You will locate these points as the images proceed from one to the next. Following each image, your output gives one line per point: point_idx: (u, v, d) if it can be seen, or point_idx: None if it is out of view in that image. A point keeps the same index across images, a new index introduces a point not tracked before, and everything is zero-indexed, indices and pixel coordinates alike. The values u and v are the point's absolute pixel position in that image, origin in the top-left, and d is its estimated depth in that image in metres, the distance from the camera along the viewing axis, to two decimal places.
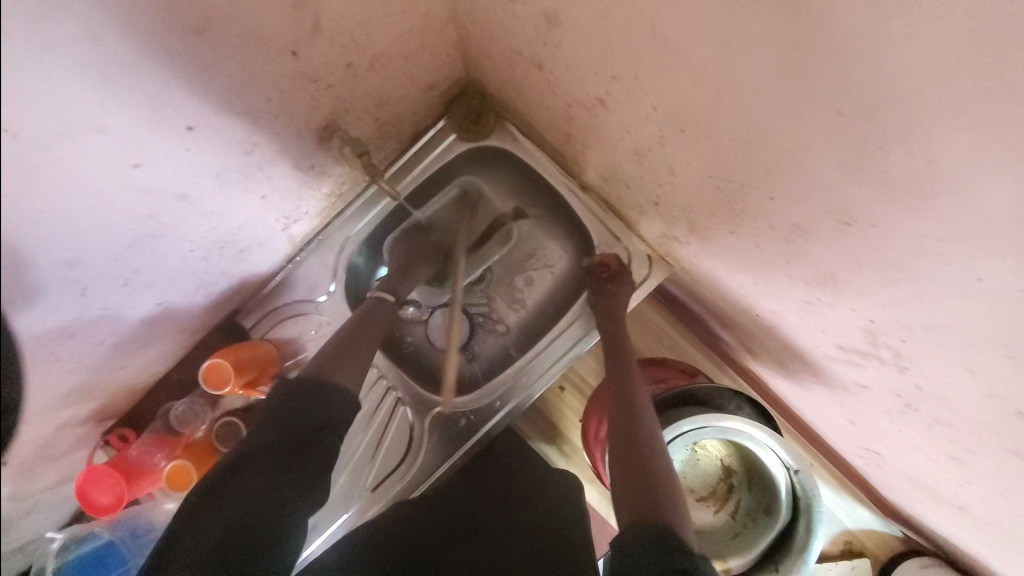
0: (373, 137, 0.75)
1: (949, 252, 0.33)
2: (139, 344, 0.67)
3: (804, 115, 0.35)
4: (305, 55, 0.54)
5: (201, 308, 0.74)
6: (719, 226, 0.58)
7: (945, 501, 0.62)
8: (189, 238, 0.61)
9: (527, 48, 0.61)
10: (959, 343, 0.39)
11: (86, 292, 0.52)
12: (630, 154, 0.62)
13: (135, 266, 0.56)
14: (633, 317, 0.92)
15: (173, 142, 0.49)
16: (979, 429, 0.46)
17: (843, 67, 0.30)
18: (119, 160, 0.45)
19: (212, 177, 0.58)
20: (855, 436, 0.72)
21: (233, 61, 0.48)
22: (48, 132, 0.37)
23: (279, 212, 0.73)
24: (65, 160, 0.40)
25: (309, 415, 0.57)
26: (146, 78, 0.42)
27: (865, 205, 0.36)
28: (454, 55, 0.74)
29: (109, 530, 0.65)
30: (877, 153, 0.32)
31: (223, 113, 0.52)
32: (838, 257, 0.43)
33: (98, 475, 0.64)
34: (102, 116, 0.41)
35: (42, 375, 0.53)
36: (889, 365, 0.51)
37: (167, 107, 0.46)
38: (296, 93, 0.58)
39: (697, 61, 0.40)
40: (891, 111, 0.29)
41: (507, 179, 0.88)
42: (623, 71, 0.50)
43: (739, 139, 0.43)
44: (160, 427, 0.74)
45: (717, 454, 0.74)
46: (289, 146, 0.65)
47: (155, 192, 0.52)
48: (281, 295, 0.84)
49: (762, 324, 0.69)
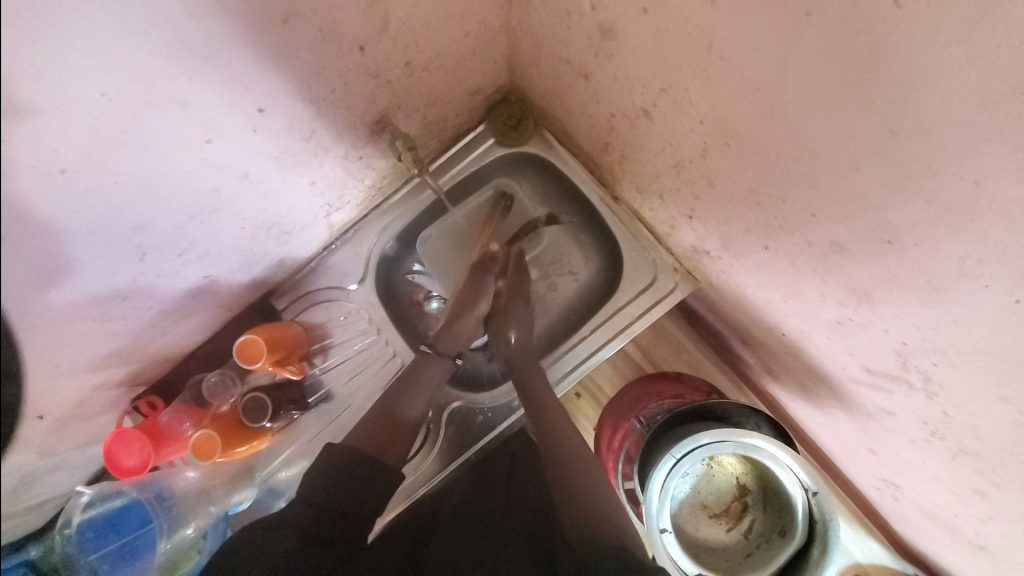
0: (419, 134, 0.79)
1: (989, 274, 0.34)
2: (182, 313, 0.70)
3: (853, 132, 0.36)
4: (370, 52, 0.57)
5: (240, 285, 0.77)
6: (754, 241, 0.59)
7: (965, 539, 0.61)
8: (243, 216, 0.65)
9: (576, 58, 0.63)
10: (994, 369, 0.39)
11: (144, 258, 0.55)
12: (669, 166, 0.64)
13: (192, 238, 0.60)
14: (654, 330, 0.93)
15: (243, 122, 0.53)
16: (1008, 462, 0.45)
17: (899, 88, 0.31)
18: (195, 136, 0.49)
19: (271, 159, 0.61)
20: (874, 467, 0.71)
21: (307, 52, 0.51)
22: (139, 103, 0.41)
23: (324, 198, 0.77)
24: (149, 130, 0.44)
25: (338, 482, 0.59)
26: (229, 60, 0.45)
27: (907, 224, 0.37)
28: (502, 62, 0.77)
29: (136, 488, 0.68)
30: (925, 173, 0.33)
31: (289, 99, 0.56)
32: (874, 276, 0.44)
33: (128, 437, 0.66)
34: (186, 92, 0.45)
35: (95, 334, 0.56)
36: (918, 390, 0.51)
37: (241, 89, 0.49)
38: (355, 87, 0.61)
39: (750, 77, 0.42)
40: (944, 132, 0.31)
41: (542, 185, 0.91)
42: (673, 83, 0.52)
43: (783, 154, 0.45)
44: (188, 397, 0.76)
45: (734, 472, 0.74)
46: (342, 136, 0.68)
47: (222, 168, 0.56)
48: (315, 280, 0.87)
49: (786, 344, 0.70)
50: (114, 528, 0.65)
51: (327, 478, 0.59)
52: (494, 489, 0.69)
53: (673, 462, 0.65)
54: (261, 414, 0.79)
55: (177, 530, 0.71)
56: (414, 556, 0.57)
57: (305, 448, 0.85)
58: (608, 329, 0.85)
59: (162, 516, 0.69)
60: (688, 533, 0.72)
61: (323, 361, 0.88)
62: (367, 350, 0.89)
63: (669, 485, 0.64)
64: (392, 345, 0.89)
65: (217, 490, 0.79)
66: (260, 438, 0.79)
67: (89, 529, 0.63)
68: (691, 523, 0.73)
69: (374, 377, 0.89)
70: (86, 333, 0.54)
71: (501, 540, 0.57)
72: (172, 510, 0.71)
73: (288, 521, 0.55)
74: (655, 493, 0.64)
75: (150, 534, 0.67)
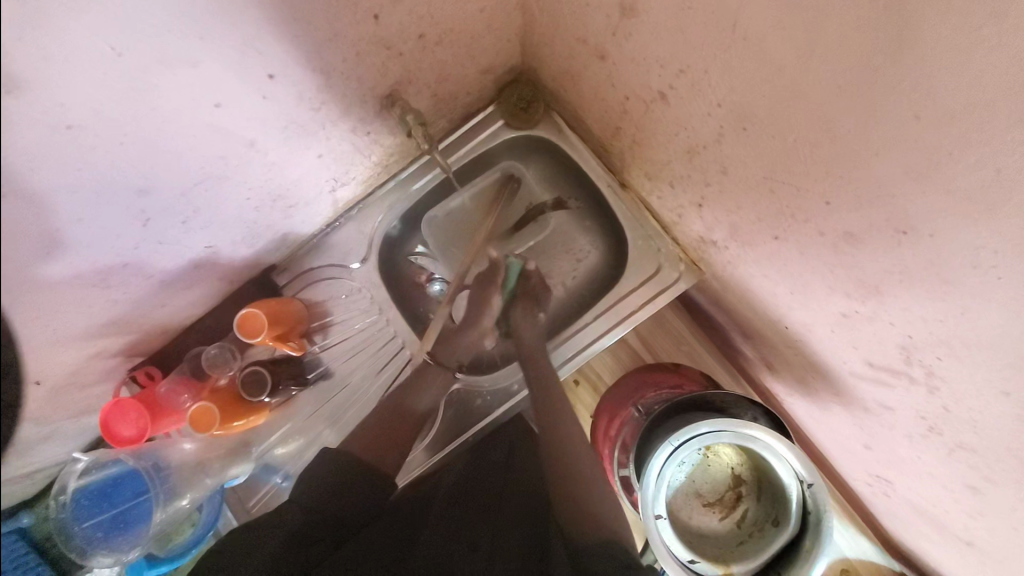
0: (429, 111, 0.78)
1: (1003, 266, 0.34)
2: (183, 284, 0.69)
3: (874, 117, 0.36)
4: (385, 21, 0.56)
5: (243, 258, 0.77)
6: (763, 231, 0.59)
7: (954, 536, 0.62)
8: (248, 186, 0.65)
9: (594, 37, 0.62)
10: (1000, 363, 0.40)
11: (147, 223, 0.55)
12: (682, 152, 0.64)
13: (195, 207, 0.59)
14: (655, 320, 0.93)
15: (254, 88, 0.52)
16: (1004, 458, 0.46)
17: (926, 71, 0.31)
18: (203, 100, 0.49)
19: (279, 130, 0.61)
20: (867, 463, 0.72)
21: (321, 18, 0.50)
22: (149, 60, 0.41)
23: (331, 173, 0.76)
24: (157, 89, 0.44)
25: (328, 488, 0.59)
26: (242, 20, 0.45)
27: (926, 214, 0.37)
28: (515, 41, 0.76)
29: (133, 457, 0.67)
30: (946, 160, 0.33)
31: (302, 65, 0.55)
32: (886, 268, 0.44)
33: (125, 407, 0.65)
34: (199, 52, 0.44)
35: (94, 300, 0.55)
36: (919, 384, 0.51)
37: (252, 53, 0.48)
38: (368, 57, 0.60)
39: (775, 59, 0.41)
40: (967, 119, 0.31)
41: (549, 169, 0.90)
42: (692, 65, 0.51)
43: (802, 139, 0.44)
44: (187, 368, 0.75)
45: (729, 462, 0.75)
46: (352, 108, 0.67)
47: (229, 134, 0.55)
48: (318, 257, 0.87)
49: (787, 337, 0.70)
50: (108, 498, 0.63)
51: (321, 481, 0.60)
52: (489, 475, 0.70)
53: (670, 450, 0.65)
54: (260, 390, 0.78)
55: (172, 501, 0.70)
56: (411, 537, 0.57)
57: (303, 424, 0.86)
58: (610, 317, 0.85)
59: (157, 486, 0.68)
60: (681, 520, 0.73)
61: (323, 339, 0.87)
62: (368, 329, 0.89)
63: (666, 472, 0.64)
64: (392, 325, 0.89)
65: (214, 462, 0.76)
66: (259, 413, 0.79)
67: (84, 496, 0.62)
68: (684, 510, 0.74)
69: (373, 357, 0.89)
70: (86, 300, 0.54)
71: (499, 529, 0.57)
72: (167, 481, 0.70)
73: (286, 522, 0.55)
74: (652, 479, 0.64)
75: (145, 504, 0.66)
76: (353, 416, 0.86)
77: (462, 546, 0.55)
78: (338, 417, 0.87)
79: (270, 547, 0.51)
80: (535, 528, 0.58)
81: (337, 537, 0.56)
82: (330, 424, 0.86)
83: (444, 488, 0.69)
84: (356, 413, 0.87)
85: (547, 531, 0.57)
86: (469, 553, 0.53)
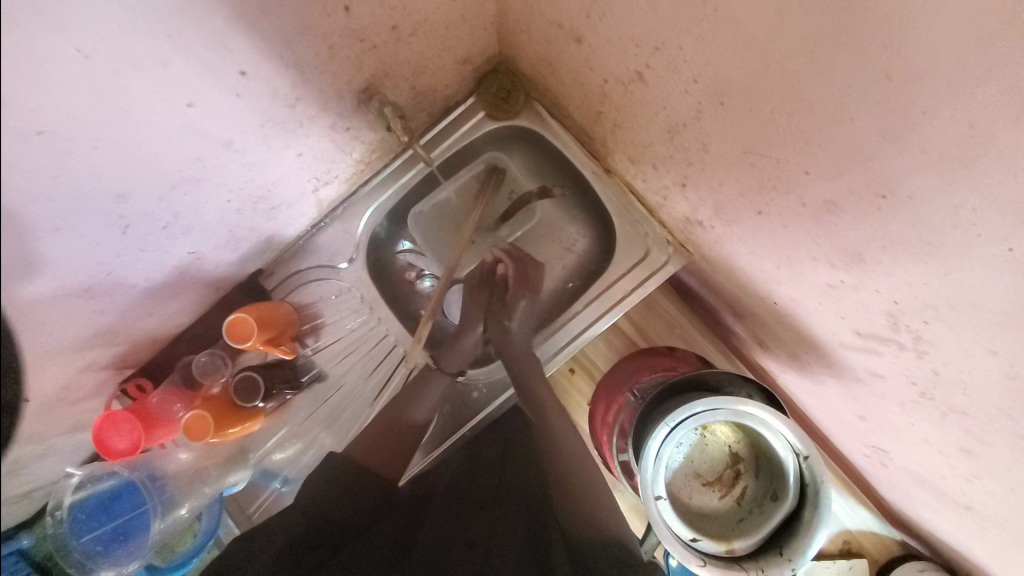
0: (408, 105, 0.77)
1: (983, 222, 0.34)
2: (168, 293, 0.69)
3: (848, 79, 0.36)
4: (356, 12, 0.55)
5: (227, 263, 0.76)
6: (747, 206, 0.60)
7: (950, 500, 0.63)
8: (228, 187, 0.64)
9: (569, 20, 0.62)
10: (987, 322, 0.40)
11: (128, 230, 0.54)
12: (663, 132, 0.64)
13: (176, 211, 0.59)
14: (647, 304, 0.93)
15: (227, 84, 0.51)
16: (995, 417, 0.46)
17: (890, 32, 0.31)
18: (176, 101, 0.48)
19: (256, 128, 0.60)
20: (862, 434, 0.72)
21: (291, 10, 0.50)
22: (118, 59, 0.40)
23: (312, 172, 0.75)
24: (127, 90, 0.43)
25: (331, 491, 0.59)
26: (210, 15, 0.44)
27: (904, 176, 0.37)
28: (490, 30, 0.75)
29: (129, 469, 0.66)
30: (918, 120, 0.34)
31: (274, 62, 0.54)
32: (867, 234, 0.45)
33: (117, 420, 0.64)
34: (165, 52, 0.43)
35: (79, 313, 0.54)
36: (907, 351, 0.51)
37: (222, 49, 0.48)
38: (341, 51, 0.59)
39: (747, 28, 0.41)
40: (939, 77, 0.31)
41: (533, 158, 0.90)
42: (667, 42, 0.51)
43: (779, 109, 0.45)
44: (177, 378, 0.74)
45: (726, 440, 0.76)
46: (329, 103, 0.66)
47: (204, 135, 0.54)
48: (304, 259, 0.86)
49: (777, 313, 0.70)
50: (106, 510, 0.62)
51: (324, 489, 0.59)
52: (484, 468, 0.69)
53: (667, 431, 0.65)
54: (253, 394, 0.77)
55: (171, 510, 0.69)
56: (409, 535, 0.57)
57: (298, 428, 0.86)
58: (601, 304, 0.85)
59: (155, 497, 0.67)
60: (682, 501, 0.74)
61: (315, 341, 0.87)
62: (360, 329, 0.89)
63: (664, 453, 0.64)
64: (384, 323, 0.89)
65: (212, 472, 0.76)
66: (254, 420, 0.78)
67: (82, 511, 0.59)
68: (685, 491, 0.75)
69: (365, 357, 0.89)
70: (71, 313, 0.53)
71: (498, 525, 0.56)
72: (164, 492, 0.68)
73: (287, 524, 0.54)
74: (650, 461, 0.64)
75: (143, 516, 0.65)
76: (347, 417, 0.86)
77: (459, 545, 0.53)
78: (331, 419, 0.87)
79: (267, 558, 0.49)
80: (533, 515, 0.57)
81: (336, 541, 0.54)
82: (322, 426, 0.86)
83: (443, 483, 0.69)
84: (351, 415, 0.86)
85: (550, 517, 0.56)
86: (465, 551, 0.52)
